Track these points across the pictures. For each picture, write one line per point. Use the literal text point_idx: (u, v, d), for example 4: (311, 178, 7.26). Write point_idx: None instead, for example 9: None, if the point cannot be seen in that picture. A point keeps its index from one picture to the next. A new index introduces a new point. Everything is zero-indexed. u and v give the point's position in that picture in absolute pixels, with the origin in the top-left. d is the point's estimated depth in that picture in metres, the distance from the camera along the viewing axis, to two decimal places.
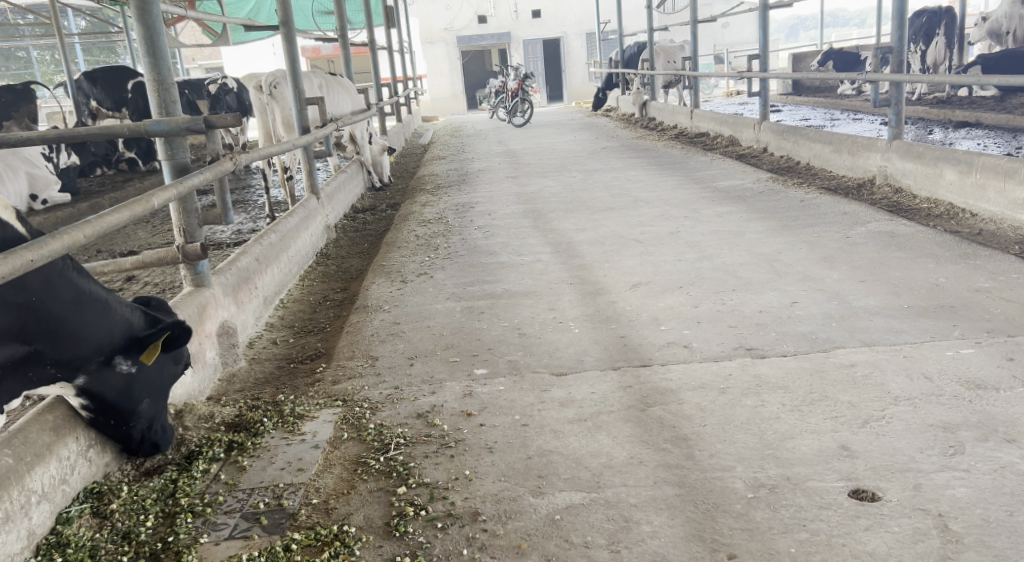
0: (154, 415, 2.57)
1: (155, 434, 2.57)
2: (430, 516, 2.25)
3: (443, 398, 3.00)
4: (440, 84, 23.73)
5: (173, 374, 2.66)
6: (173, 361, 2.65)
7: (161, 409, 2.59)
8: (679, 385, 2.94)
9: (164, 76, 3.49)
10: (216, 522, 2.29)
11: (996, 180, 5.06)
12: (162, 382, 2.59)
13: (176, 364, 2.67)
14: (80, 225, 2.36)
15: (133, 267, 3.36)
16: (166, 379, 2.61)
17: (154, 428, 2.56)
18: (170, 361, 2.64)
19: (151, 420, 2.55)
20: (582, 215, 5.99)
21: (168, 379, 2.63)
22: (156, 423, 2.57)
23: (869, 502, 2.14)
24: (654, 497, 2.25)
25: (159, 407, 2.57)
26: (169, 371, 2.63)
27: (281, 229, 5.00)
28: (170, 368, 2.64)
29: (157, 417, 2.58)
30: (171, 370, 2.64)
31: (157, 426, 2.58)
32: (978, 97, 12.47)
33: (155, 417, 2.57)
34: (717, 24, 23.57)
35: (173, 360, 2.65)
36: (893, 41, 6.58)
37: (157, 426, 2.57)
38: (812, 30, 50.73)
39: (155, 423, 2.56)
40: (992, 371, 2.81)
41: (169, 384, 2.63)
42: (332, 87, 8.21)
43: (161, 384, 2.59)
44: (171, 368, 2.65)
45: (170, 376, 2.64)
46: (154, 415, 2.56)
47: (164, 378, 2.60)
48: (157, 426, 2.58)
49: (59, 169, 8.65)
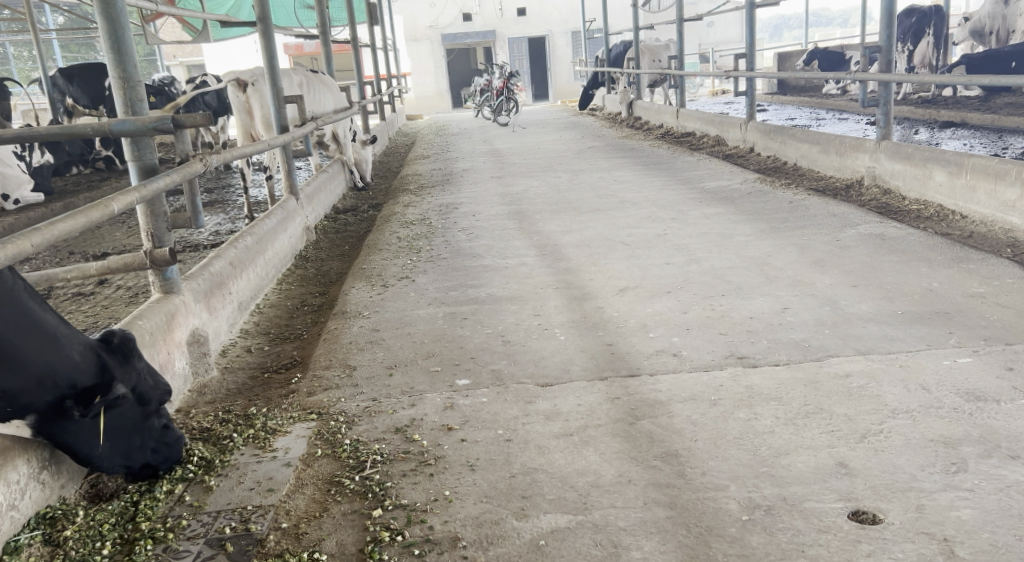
0: (125, 451, 2.41)
1: (140, 460, 2.44)
2: (407, 542, 2.13)
3: (422, 411, 2.87)
4: (424, 82, 23.54)
5: (140, 413, 2.44)
6: (137, 401, 2.42)
7: (136, 444, 2.43)
8: (669, 397, 2.82)
9: (131, 74, 3.35)
10: (178, 549, 2.17)
11: (986, 182, 4.98)
12: (122, 423, 2.39)
13: (143, 404, 2.44)
14: (26, 235, 2.19)
15: (100, 273, 3.09)
16: (129, 419, 2.41)
17: (132, 459, 2.43)
18: (136, 403, 2.43)
19: (122, 453, 2.40)
20: (568, 216, 5.88)
21: (135, 419, 2.42)
22: (133, 454, 2.43)
23: (871, 525, 2.03)
24: (644, 520, 2.14)
25: (127, 443, 2.41)
26: (133, 413, 2.41)
27: (257, 232, 4.84)
28: (135, 408, 2.42)
29: (130, 450, 2.42)
30: (135, 411, 2.42)
31: (138, 455, 2.44)
32: (962, 96, 12.43)
33: (127, 452, 2.41)
34: (702, 23, 23.57)
35: (138, 401, 2.43)
36: (881, 40, 6.46)
37: (137, 454, 2.43)
38: (796, 30, 51.37)
39: (130, 455, 2.42)
40: (991, 382, 2.71)
41: (136, 423, 2.43)
42: (313, 85, 8.07)
43: (126, 422, 2.40)
44: (135, 408, 2.42)
45: (139, 418, 2.44)
46: (124, 450, 2.40)
47: (127, 422, 2.41)
48: (136, 457, 2.43)
49: (31, 168, 8.46)
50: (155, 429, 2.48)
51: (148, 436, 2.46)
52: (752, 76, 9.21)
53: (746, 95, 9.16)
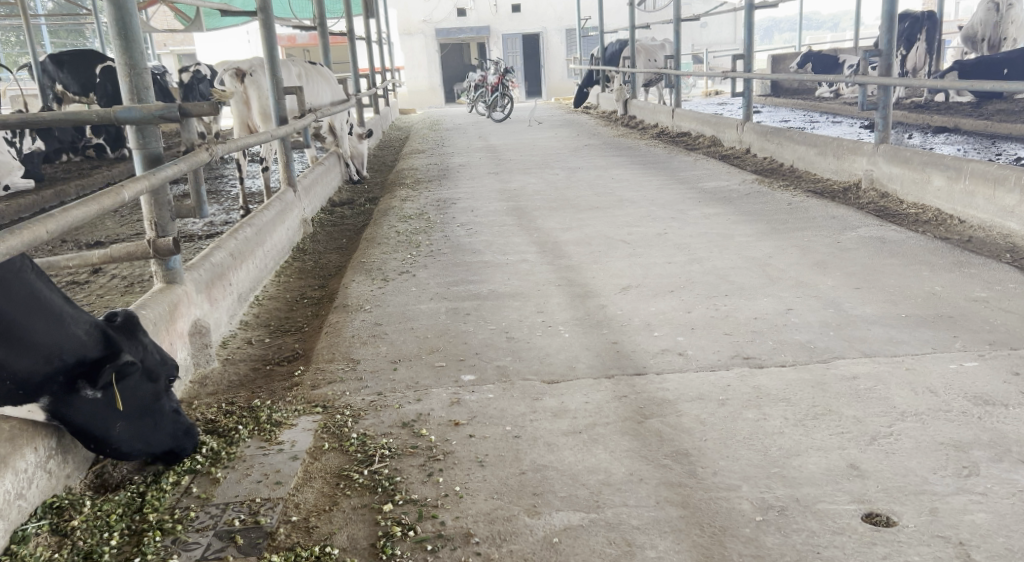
0: (138, 434, 2.41)
1: (157, 442, 2.45)
2: (419, 537, 2.13)
3: (428, 406, 2.86)
4: (417, 76, 23.47)
5: (153, 392, 2.44)
6: (148, 379, 2.42)
7: (148, 424, 2.43)
8: (676, 396, 2.81)
9: (137, 61, 3.32)
10: (187, 542, 2.16)
11: (985, 187, 5.00)
12: (133, 403, 2.39)
13: (154, 382, 2.44)
14: (41, 219, 2.18)
15: (101, 263, 3.04)
16: (141, 398, 2.40)
17: (148, 440, 2.43)
18: (146, 379, 2.42)
19: (136, 434, 2.41)
20: (566, 213, 5.87)
21: (148, 397, 2.42)
22: (149, 434, 2.43)
23: (885, 527, 2.03)
24: (658, 519, 2.13)
25: (142, 424, 2.41)
26: (145, 390, 2.41)
27: (256, 224, 4.80)
28: (146, 386, 2.42)
29: (145, 430, 2.42)
30: (148, 388, 2.42)
31: (155, 436, 2.44)
32: (954, 102, 12.49)
33: (143, 433, 2.42)
34: (696, 23, 23.59)
35: (147, 378, 2.42)
36: (881, 44, 6.48)
37: (150, 435, 2.43)
38: (788, 32, 51.52)
39: (145, 436, 2.42)
40: (998, 386, 2.72)
41: (148, 402, 2.42)
42: (311, 76, 8.02)
43: (140, 402, 2.40)
44: (147, 386, 2.42)
45: (151, 396, 2.43)
46: (138, 432, 2.40)
47: (139, 399, 2.40)
48: (153, 438, 2.44)
49: (22, 154, 8.39)
50: (170, 408, 2.49)
51: (164, 415, 2.46)
52: (748, 78, 9.22)
53: (743, 96, 9.17)
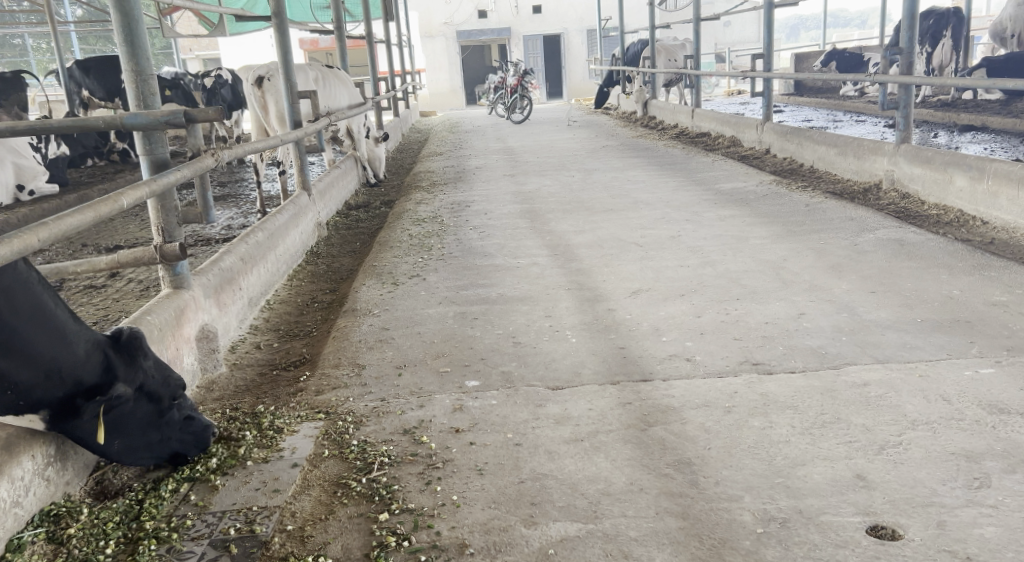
0: (138, 448, 2.44)
1: (166, 451, 2.49)
2: (413, 548, 2.10)
3: (431, 412, 2.83)
4: (439, 79, 23.52)
5: (152, 412, 2.44)
6: (146, 401, 2.42)
7: (151, 438, 2.45)
8: (681, 403, 2.76)
9: (143, 67, 3.32)
10: (181, 551, 2.15)
11: (1008, 187, 4.90)
12: (132, 422, 2.40)
13: (152, 403, 2.43)
14: (34, 228, 2.14)
15: (110, 267, 3.04)
16: (139, 418, 2.41)
17: (153, 448, 2.46)
18: (144, 401, 2.41)
19: (136, 449, 2.43)
20: (581, 216, 5.83)
21: (147, 416, 2.43)
22: (153, 445, 2.46)
23: (890, 541, 1.98)
24: (656, 531, 2.09)
25: (141, 440, 2.43)
26: (143, 411, 2.41)
27: (269, 227, 4.80)
28: (143, 407, 2.41)
29: (149, 444, 2.45)
30: (145, 409, 2.42)
31: (163, 447, 2.48)
32: (982, 100, 12.27)
33: (145, 446, 2.45)
34: (719, 22, 23.47)
35: (146, 400, 2.42)
36: (902, 42, 6.36)
37: (155, 446, 2.46)
38: (813, 31, 51.12)
39: (148, 446, 2.45)
40: (1015, 394, 2.64)
41: (148, 420, 2.43)
42: (327, 80, 8.04)
43: (139, 420, 2.41)
44: (144, 408, 2.42)
45: (151, 415, 2.44)
46: (137, 448, 2.43)
47: (138, 418, 2.41)
48: (159, 447, 2.47)
49: (47, 159, 8.46)
50: (178, 418, 2.50)
51: (170, 427, 2.48)
52: (768, 77, 9.12)
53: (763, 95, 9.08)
